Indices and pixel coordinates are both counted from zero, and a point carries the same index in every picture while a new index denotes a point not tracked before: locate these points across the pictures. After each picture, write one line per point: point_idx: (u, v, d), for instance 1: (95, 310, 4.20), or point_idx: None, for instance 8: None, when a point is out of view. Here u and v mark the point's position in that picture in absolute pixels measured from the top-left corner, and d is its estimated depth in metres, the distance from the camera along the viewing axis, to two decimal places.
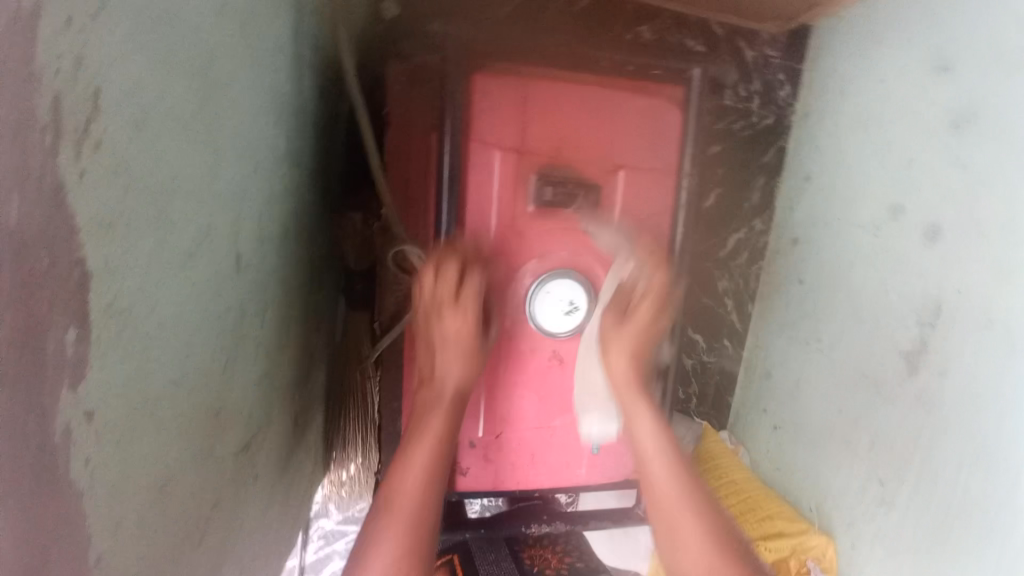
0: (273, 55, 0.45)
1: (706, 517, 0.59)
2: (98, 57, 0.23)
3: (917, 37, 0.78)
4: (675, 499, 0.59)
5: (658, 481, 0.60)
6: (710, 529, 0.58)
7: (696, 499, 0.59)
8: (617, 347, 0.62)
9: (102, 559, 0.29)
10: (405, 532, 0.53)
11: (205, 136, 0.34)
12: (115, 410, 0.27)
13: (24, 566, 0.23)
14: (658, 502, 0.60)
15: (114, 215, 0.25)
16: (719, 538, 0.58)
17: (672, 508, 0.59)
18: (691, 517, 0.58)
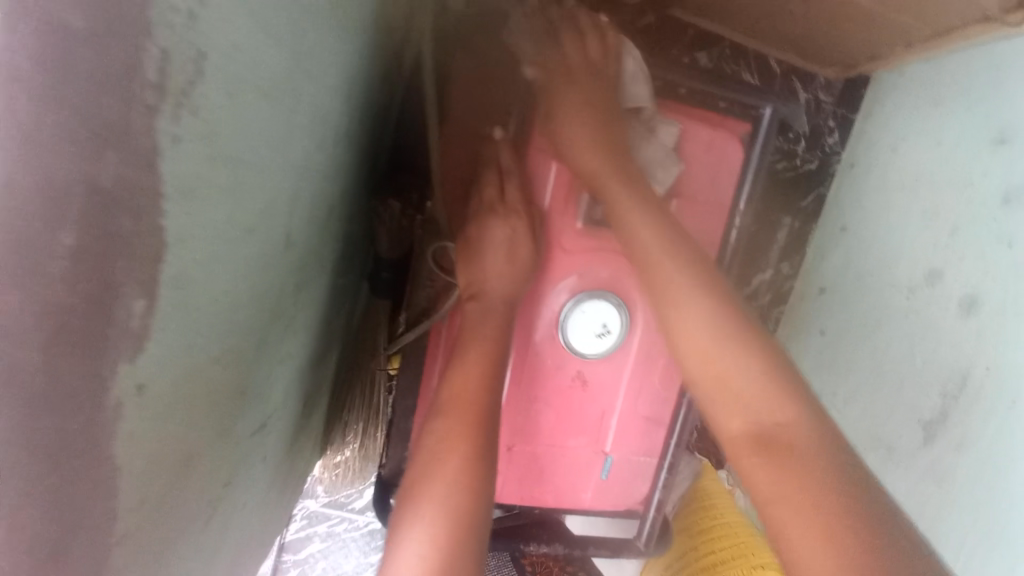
0: (354, 34, 0.44)
1: (762, 385, 0.49)
2: (208, 18, 0.22)
3: (977, 100, 0.83)
4: (717, 373, 0.51)
5: (699, 356, 0.52)
6: (767, 402, 0.48)
7: (746, 370, 0.50)
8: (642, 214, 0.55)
9: (125, 533, 0.27)
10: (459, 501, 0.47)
11: (284, 110, 0.33)
12: (161, 383, 0.26)
13: (48, 539, 0.22)
14: (700, 376, 0.52)
15: (196, 183, 0.24)
16: (780, 411, 0.48)
17: (716, 378, 0.51)
18: (739, 392, 0.50)
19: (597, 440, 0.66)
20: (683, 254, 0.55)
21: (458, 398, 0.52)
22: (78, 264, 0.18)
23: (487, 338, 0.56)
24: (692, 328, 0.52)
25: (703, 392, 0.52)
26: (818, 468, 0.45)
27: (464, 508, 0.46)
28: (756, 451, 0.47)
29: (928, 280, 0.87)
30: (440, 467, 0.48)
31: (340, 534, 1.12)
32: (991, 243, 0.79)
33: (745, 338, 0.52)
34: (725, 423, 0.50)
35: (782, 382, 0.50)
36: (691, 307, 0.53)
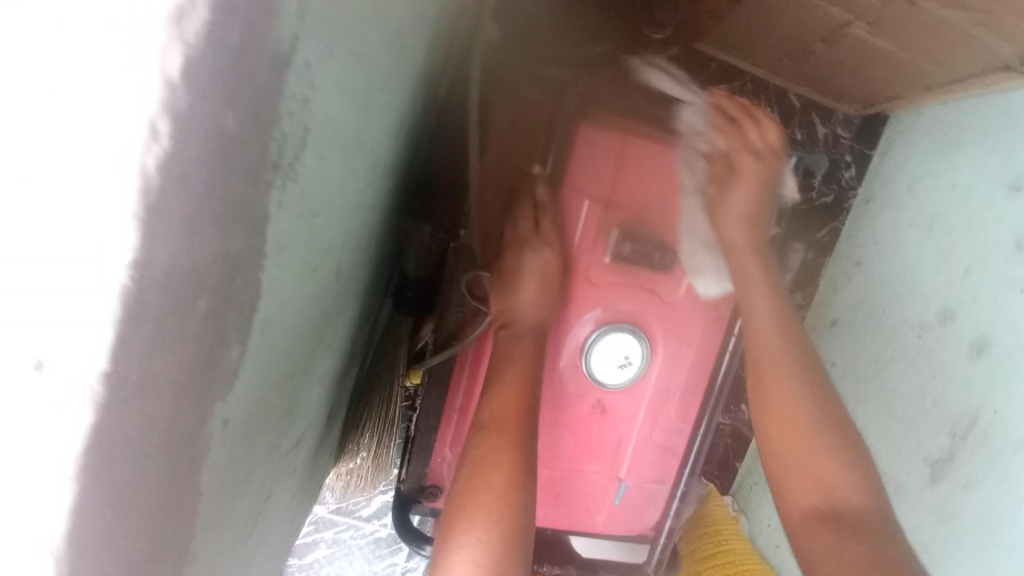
0: (409, 76, 0.46)
1: (841, 468, 0.54)
2: (314, 97, 0.24)
3: (988, 147, 0.86)
4: (801, 448, 0.56)
5: (786, 429, 0.57)
6: (844, 483, 0.54)
7: (828, 453, 0.55)
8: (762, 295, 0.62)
9: (195, 554, 0.29)
10: (499, 506, 0.51)
11: (350, 158, 0.35)
12: (238, 416, 0.28)
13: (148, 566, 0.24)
14: (783, 445, 0.57)
15: (284, 238, 0.26)
16: (853, 495, 0.53)
17: (799, 450, 0.56)
18: (819, 469, 0.55)
19: (613, 467, 0.68)
20: (789, 338, 0.61)
21: (500, 421, 0.55)
22: (208, 327, 0.20)
23: (517, 365, 0.58)
24: (787, 403, 0.58)
25: (783, 461, 0.57)
26: (879, 545, 0.49)
27: (508, 521, 0.50)
28: (820, 522, 0.52)
29: (940, 320, 0.89)
30: (484, 482, 0.52)
31: (346, 541, 1.14)
32: (1005, 289, 0.80)
33: (834, 423, 0.57)
34: (798, 493, 0.55)
35: (859, 469, 0.55)
36: (789, 383, 0.59)
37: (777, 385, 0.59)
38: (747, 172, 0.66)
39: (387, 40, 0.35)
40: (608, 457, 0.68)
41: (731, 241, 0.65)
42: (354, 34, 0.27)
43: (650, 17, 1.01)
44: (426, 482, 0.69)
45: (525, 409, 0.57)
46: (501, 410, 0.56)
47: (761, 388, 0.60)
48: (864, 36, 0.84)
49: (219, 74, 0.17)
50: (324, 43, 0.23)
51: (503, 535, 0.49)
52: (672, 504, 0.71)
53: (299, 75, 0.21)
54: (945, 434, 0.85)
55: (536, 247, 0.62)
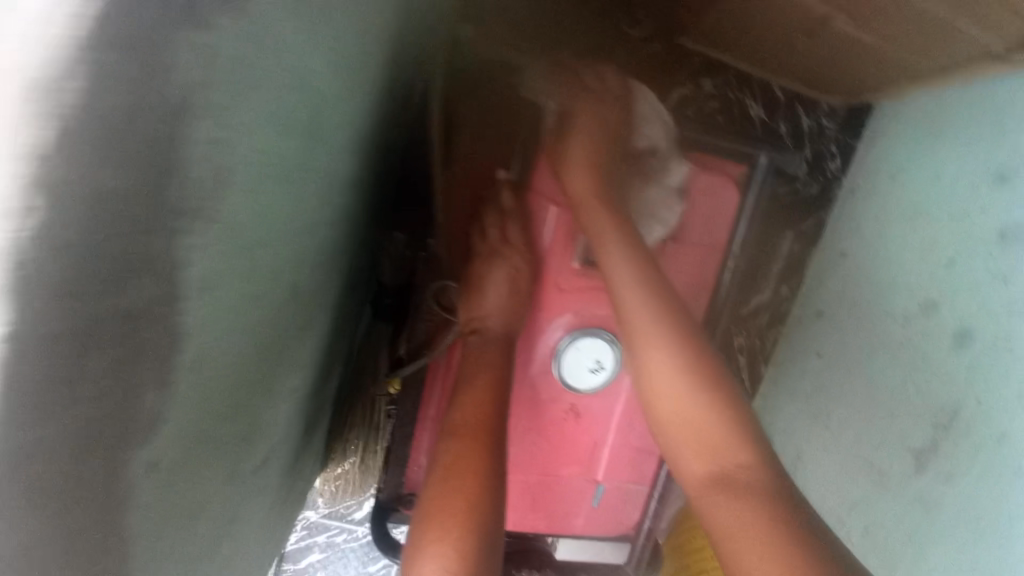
0: (367, 93, 0.46)
1: (721, 428, 0.52)
2: (235, 139, 0.24)
3: (973, 138, 0.86)
4: (684, 414, 0.53)
5: (667, 394, 0.54)
6: (729, 443, 0.51)
7: (722, 415, 0.52)
8: (620, 250, 0.57)
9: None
10: (473, 484, 0.49)
11: (298, 188, 0.35)
12: (173, 448, 0.28)
13: None
14: (667, 414, 0.54)
15: (214, 276, 0.26)
16: (736, 453, 0.50)
17: (683, 415, 0.53)
18: (700, 433, 0.52)
19: (589, 470, 0.68)
20: (655, 295, 0.57)
21: (466, 426, 0.53)
22: None
23: (486, 374, 0.57)
24: (659, 367, 0.54)
25: (670, 431, 0.54)
26: (771, 505, 0.47)
27: (480, 499, 0.48)
28: (714, 489, 0.49)
29: (923, 312, 0.89)
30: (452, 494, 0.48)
31: (339, 544, 1.15)
32: (985, 278, 0.81)
33: (713, 381, 0.54)
34: (690, 462, 0.52)
35: (740, 424, 0.52)
36: (660, 346, 0.55)
37: (647, 349, 0.55)
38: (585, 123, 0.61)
39: (331, 66, 0.34)
40: (584, 460, 0.68)
41: (587, 189, 0.58)
42: (286, 70, 0.27)
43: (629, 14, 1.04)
44: (403, 489, 0.70)
45: (491, 414, 0.54)
46: (467, 415, 0.54)
47: (634, 352, 0.56)
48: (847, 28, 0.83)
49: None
50: (246, 88, 0.23)
51: (477, 511, 0.48)
52: (650, 504, 0.72)
53: None
54: (929, 425, 0.85)
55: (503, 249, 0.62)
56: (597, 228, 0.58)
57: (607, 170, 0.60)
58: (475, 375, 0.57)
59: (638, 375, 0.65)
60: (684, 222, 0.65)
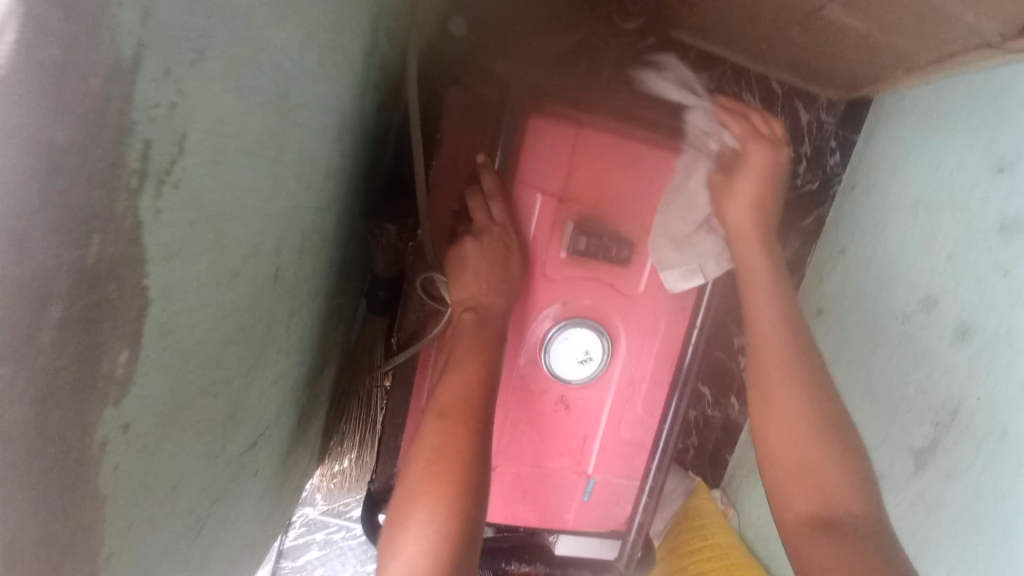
0: (344, 78, 0.46)
1: (841, 478, 0.54)
2: (187, 103, 0.24)
3: (976, 127, 0.83)
4: (799, 456, 0.56)
5: (786, 436, 0.57)
6: (842, 490, 0.54)
7: (833, 466, 0.55)
8: (763, 290, 0.63)
9: (109, 555, 0.30)
10: (453, 446, 0.50)
11: (268, 165, 0.35)
12: (146, 420, 0.29)
13: (40, 566, 0.24)
14: (781, 453, 0.57)
15: (178, 243, 0.27)
16: (850, 503, 0.53)
17: (794, 456, 0.56)
18: (808, 475, 0.55)
19: (580, 462, 0.68)
20: (792, 340, 0.61)
21: (451, 408, 0.52)
22: (68, 331, 0.21)
23: (475, 358, 0.55)
24: (788, 409, 0.58)
25: (782, 471, 0.57)
26: (872, 551, 0.49)
27: (460, 459, 0.49)
28: (816, 531, 0.52)
29: (924, 305, 0.88)
30: (428, 474, 0.48)
31: (337, 542, 1.16)
32: (987, 272, 0.79)
33: (839, 430, 0.57)
34: (795, 502, 0.55)
35: (859, 480, 0.55)
36: (792, 390, 0.59)
37: (776, 388, 0.59)
38: (754, 158, 0.66)
39: (297, 43, 0.34)
40: (574, 452, 0.68)
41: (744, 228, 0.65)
42: (243, 37, 0.27)
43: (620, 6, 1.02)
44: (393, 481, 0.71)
45: (479, 395, 0.53)
46: (453, 397, 0.52)
47: (760, 397, 0.60)
48: (841, 17, 0.83)
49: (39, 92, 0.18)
50: (195, 50, 0.23)
51: (457, 471, 0.48)
52: (642, 499, 0.70)
53: (157, 85, 0.21)
54: (929, 421, 0.84)
55: (480, 230, 0.59)
56: (753, 269, 0.64)
57: (765, 214, 0.65)
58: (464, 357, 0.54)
59: (628, 363, 0.66)
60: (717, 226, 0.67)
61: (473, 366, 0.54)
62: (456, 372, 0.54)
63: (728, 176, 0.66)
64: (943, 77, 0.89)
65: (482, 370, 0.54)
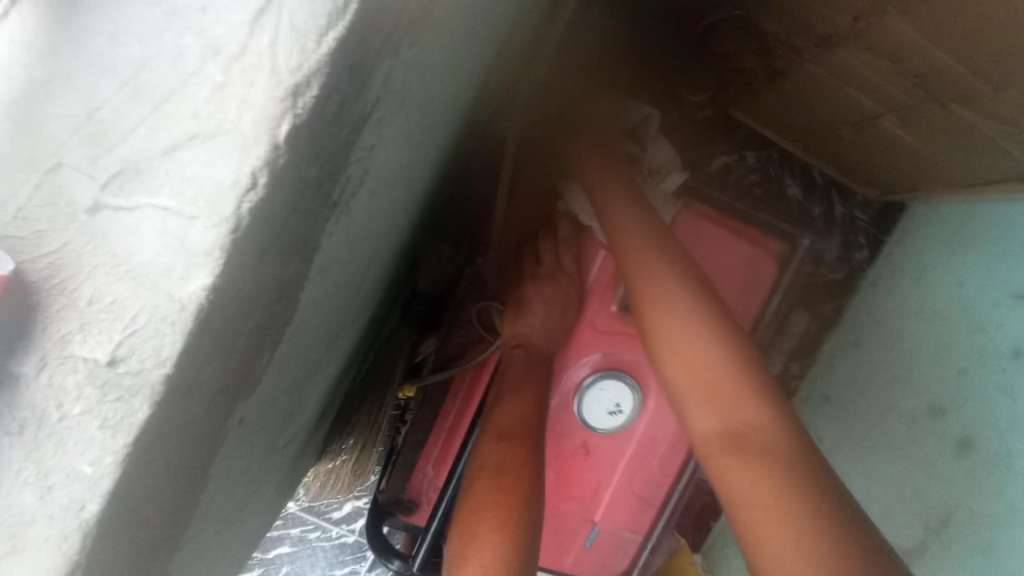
0: (455, 117, 0.49)
1: (754, 396, 0.45)
2: (377, 147, 0.27)
3: (1001, 254, 0.86)
4: (694, 364, 0.48)
5: (689, 356, 0.48)
6: (750, 405, 0.45)
7: (729, 363, 0.47)
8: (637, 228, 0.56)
9: (188, 536, 0.31)
10: (517, 462, 0.51)
11: (394, 196, 0.38)
12: (253, 416, 0.31)
13: (149, 541, 0.26)
14: (682, 374, 0.48)
15: (326, 262, 0.29)
16: (759, 416, 0.44)
17: (701, 373, 0.47)
18: (708, 379, 0.47)
19: (588, 509, 0.69)
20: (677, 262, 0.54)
21: (511, 432, 0.53)
22: (256, 338, 0.23)
23: (530, 390, 0.56)
24: (678, 327, 0.50)
25: (681, 382, 0.48)
26: (784, 467, 0.41)
27: (522, 472, 0.50)
28: (723, 455, 0.44)
29: (931, 413, 0.91)
30: (490, 489, 0.48)
31: (310, 540, 1.14)
32: (996, 395, 0.81)
33: (735, 342, 0.48)
34: (697, 424, 0.46)
35: (769, 393, 0.46)
36: (679, 308, 0.51)
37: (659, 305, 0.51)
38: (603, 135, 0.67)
39: (443, 92, 0.37)
40: (585, 499, 0.69)
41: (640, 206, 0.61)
42: (421, 90, 0.30)
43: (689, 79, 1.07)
44: (403, 494, 0.71)
45: (537, 423, 0.55)
46: (512, 422, 0.54)
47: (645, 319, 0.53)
48: (894, 128, 0.87)
49: (315, 137, 0.19)
50: (395, 107, 0.27)
51: (520, 482, 0.49)
52: (643, 557, 0.72)
53: (371, 132, 0.24)
54: (921, 526, 0.88)
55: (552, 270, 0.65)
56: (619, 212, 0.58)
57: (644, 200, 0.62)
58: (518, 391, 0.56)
59: (652, 421, 0.67)
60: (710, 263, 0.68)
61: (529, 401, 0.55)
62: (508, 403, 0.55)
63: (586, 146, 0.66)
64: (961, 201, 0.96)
65: (535, 407, 0.55)
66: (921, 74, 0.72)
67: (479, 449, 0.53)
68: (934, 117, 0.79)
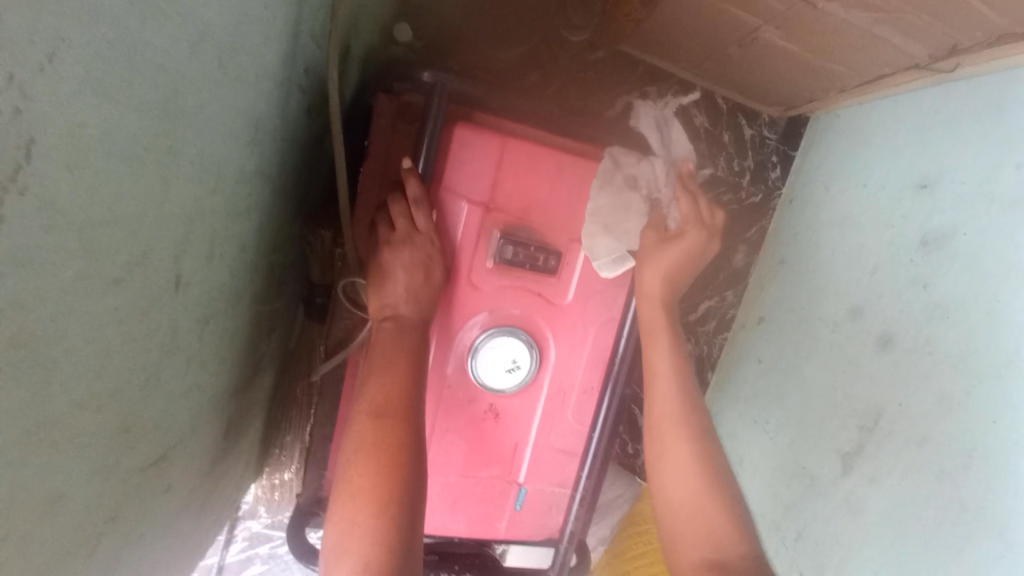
0: (254, 85, 0.46)
1: (736, 534, 0.54)
2: (38, 107, 0.24)
3: (903, 148, 0.89)
4: (685, 490, 0.58)
5: (676, 471, 0.59)
6: (732, 541, 0.54)
7: (715, 499, 0.57)
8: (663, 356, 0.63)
9: None
10: (393, 438, 0.49)
11: (155, 169, 0.34)
12: (8, 434, 0.28)
13: None
14: (673, 503, 0.58)
15: (30, 251, 0.26)
16: (736, 547, 0.53)
17: (686, 502, 0.57)
18: (687, 505, 0.57)
19: (510, 471, 0.68)
20: (686, 407, 0.62)
21: (386, 407, 0.50)
22: None
23: (405, 360, 0.53)
24: (677, 462, 0.59)
25: (666, 501, 0.59)
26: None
27: (398, 447, 0.49)
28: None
29: (852, 314, 0.93)
30: (366, 476, 0.47)
31: (281, 555, 1.13)
32: (908, 285, 0.84)
33: (716, 474, 0.58)
34: (688, 549, 0.55)
35: (743, 530, 0.55)
36: (677, 443, 0.60)
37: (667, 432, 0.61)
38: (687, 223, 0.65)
39: (189, 45, 0.34)
40: (501, 461, 0.67)
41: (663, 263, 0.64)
42: (111, 40, 0.27)
43: (567, 20, 1.03)
44: (323, 493, 0.69)
45: (413, 395, 0.52)
46: (387, 398, 0.51)
47: (655, 441, 0.62)
48: (774, 38, 0.90)
49: None
50: (42, 54, 0.23)
51: (395, 461, 0.48)
52: (573, 509, 0.71)
53: (1, 91, 0.22)
54: (855, 426, 0.89)
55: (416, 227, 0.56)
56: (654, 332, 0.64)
57: (680, 277, 0.65)
58: (388, 365, 0.52)
59: (555, 368, 0.66)
60: (598, 203, 0.63)
61: (402, 374, 0.52)
62: (377, 380, 0.51)
63: (658, 237, 0.66)
64: (872, 97, 0.96)
65: (409, 378, 0.52)
66: None
67: (353, 427, 0.50)
68: (803, 16, 0.82)
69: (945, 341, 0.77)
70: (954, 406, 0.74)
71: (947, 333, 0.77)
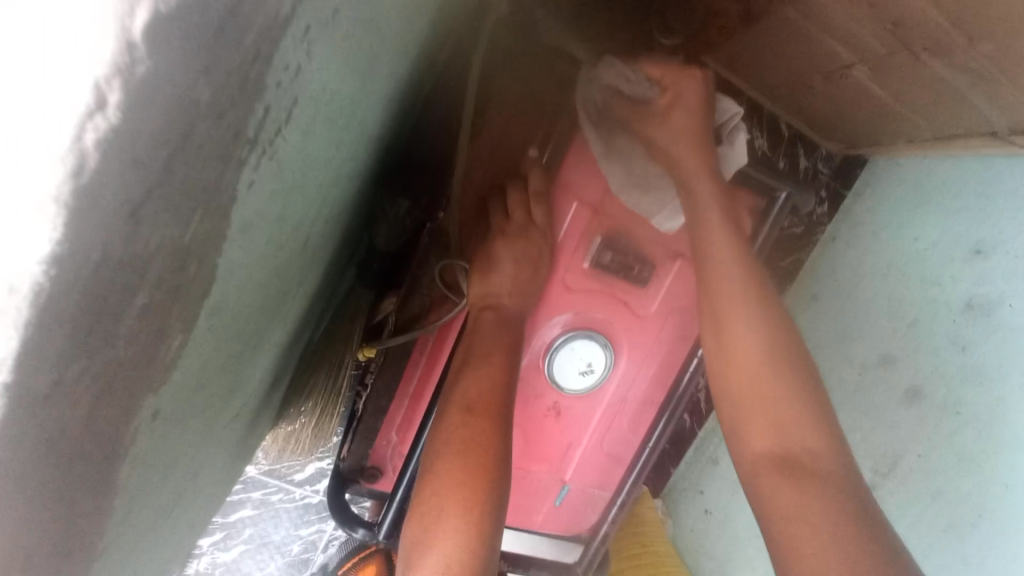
0: (411, 44, 0.42)
1: (807, 418, 0.51)
2: (308, 67, 0.20)
3: (958, 210, 0.84)
4: (750, 374, 0.54)
5: (739, 354, 0.55)
6: (801, 426, 0.51)
7: (784, 386, 0.53)
8: (718, 227, 0.57)
9: (114, 527, 0.28)
10: (484, 437, 0.50)
11: (337, 136, 0.31)
12: (174, 403, 0.26)
13: (57, 555, 0.22)
14: (739, 381, 0.55)
15: (250, 217, 0.23)
16: (810, 433, 0.51)
17: (751, 384, 0.54)
18: (752, 391, 0.54)
19: (558, 469, 0.68)
20: (750, 285, 0.57)
21: (479, 404, 0.52)
22: (155, 315, 0.19)
23: (500, 356, 0.55)
24: (742, 344, 0.55)
25: (732, 389, 0.55)
26: (836, 500, 0.46)
27: (484, 449, 0.49)
28: (774, 472, 0.50)
29: (881, 362, 0.92)
30: (459, 469, 0.48)
31: (273, 504, 1.09)
32: (946, 345, 0.83)
33: (788, 358, 0.54)
34: (753, 435, 0.53)
35: (814, 411, 0.52)
36: (742, 324, 0.55)
37: (728, 312, 0.56)
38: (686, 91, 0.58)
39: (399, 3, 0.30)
40: (553, 460, 0.67)
41: (667, 148, 0.58)
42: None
43: (662, 22, 0.97)
44: (366, 462, 0.69)
45: (506, 394, 0.54)
46: (483, 391, 0.53)
47: (714, 322, 0.57)
48: (865, 80, 0.85)
49: (191, 47, 0.14)
50: (330, 8, 0.20)
51: (482, 464, 0.49)
52: (614, 513, 0.72)
53: (295, 46, 0.18)
54: (868, 469, 0.91)
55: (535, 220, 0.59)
56: (704, 204, 0.57)
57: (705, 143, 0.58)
58: (486, 356, 0.55)
59: (622, 377, 0.66)
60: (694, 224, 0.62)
61: (501, 366, 0.55)
62: (477, 373, 0.54)
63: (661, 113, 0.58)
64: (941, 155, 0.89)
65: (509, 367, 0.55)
66: (898, 19, 0.70)
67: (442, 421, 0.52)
68: (906, 70, 0.77)
69: (975, 405, 0.77)
70: (976, 468, 0.75)
71: (980, 399, 0.77)
